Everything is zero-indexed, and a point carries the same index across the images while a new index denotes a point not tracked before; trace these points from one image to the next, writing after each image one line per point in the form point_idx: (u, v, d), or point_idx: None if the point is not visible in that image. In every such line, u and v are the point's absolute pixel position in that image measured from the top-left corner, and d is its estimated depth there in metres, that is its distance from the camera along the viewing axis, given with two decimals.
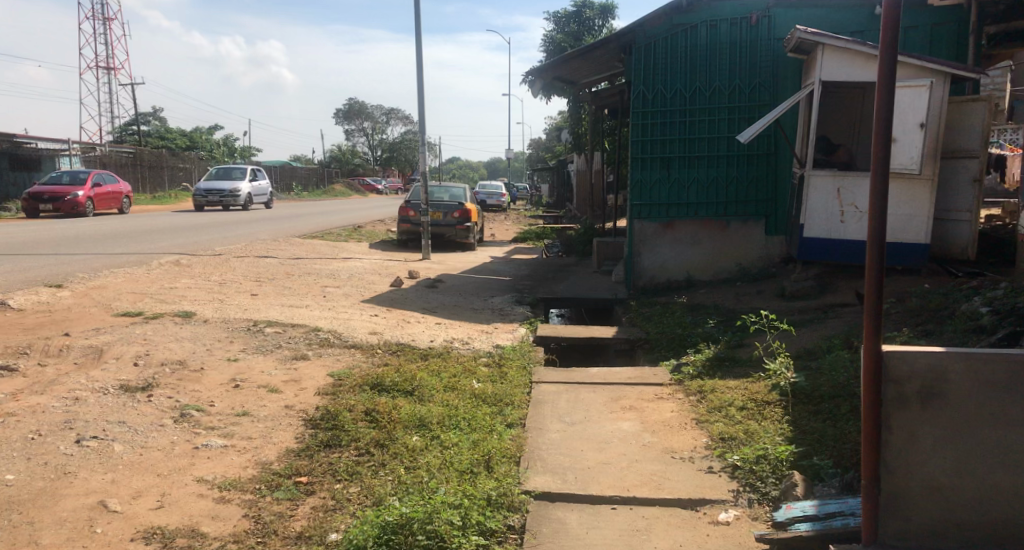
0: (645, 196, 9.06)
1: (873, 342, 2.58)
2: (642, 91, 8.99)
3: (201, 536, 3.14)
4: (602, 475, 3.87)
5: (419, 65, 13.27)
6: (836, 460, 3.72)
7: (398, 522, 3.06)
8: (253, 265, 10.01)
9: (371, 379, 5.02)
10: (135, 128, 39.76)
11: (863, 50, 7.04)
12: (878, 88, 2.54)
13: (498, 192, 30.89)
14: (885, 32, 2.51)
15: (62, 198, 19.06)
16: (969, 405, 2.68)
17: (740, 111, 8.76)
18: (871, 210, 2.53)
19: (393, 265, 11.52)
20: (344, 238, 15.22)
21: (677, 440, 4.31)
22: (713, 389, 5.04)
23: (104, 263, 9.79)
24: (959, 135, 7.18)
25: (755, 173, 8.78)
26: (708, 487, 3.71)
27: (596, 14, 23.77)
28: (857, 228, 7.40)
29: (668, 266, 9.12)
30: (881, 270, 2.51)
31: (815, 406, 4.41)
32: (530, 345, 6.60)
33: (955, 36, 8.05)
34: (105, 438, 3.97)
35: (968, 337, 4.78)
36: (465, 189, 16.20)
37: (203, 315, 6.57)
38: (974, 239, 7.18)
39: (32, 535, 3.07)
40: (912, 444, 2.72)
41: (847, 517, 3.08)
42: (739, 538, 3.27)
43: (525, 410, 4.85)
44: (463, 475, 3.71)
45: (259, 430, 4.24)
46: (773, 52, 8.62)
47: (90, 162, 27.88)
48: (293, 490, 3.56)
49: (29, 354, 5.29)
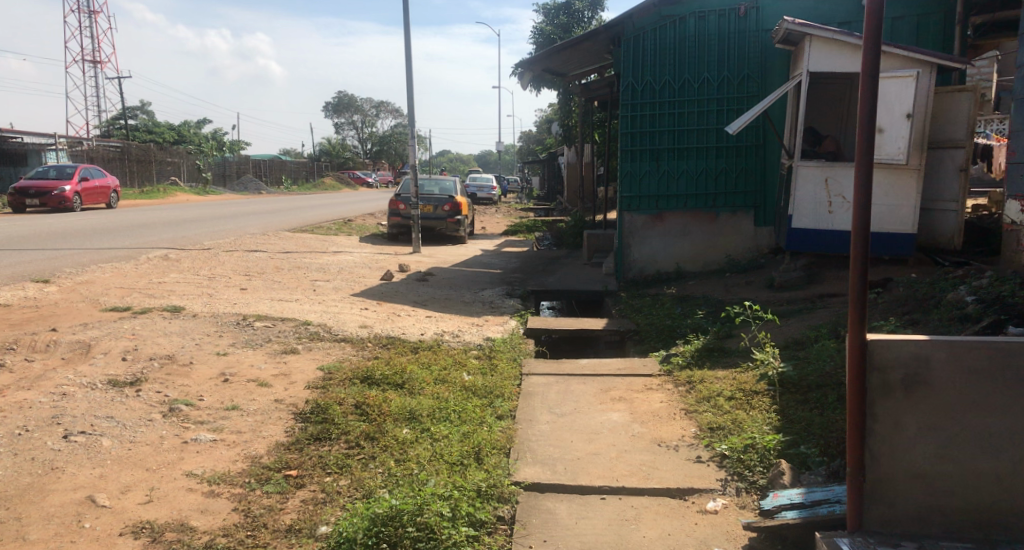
0: (634, 187, 9.10)
1: (858, 331, 2.60)
2: (631, 83, 9.01)
3: (190, 530, 3.14)
4: (591, 466, 3.88)
5: (409, 58, 13.25)
6: (823, 448, 3.74)
7: (387, 514, 3.05)
8: (242, 259, 9.94)
9: (361, 372, 5.01)
10: (125, 121, 39.54)
11: (851, 41, 7.05)
12: (863, 79, 2.56)
13: (488, 185, 30.97)
14: (868, 25, 2.55)
15: (49, 192, 18.86)
16: (952, 393, 2.70)
17: (729, 103, 8.78)
18: (854, 198, 2.56)
19: (383, 258, 11.51)
20: (335, 232, 15.17)
21: (666, 430, 4.34)
22: (702, 380, 5.06)
23: (91, 258, 9.72)
24: (946, 125, 7.24)
25: (744, 164, 8.80)
26: (697, 476, 3.73)
27: (585, 6, 23.73)
28: (845, 219, 7.44)
29: (657, 257, 9.16)
30: (865, 261, 2.54)
31: (803, 396, 4.45)
32: (520, 337, 6.60)
33: (940, 27, 8.09)
34: (93, 433, 3.96)
35: (953, 326, 4.83)
36: (455, 182, 16.10)
37: (192, 309, 6.54)
38: (960, 228, 7.23)
39: (19, 531, 3.07)
40: (895, 432, 2.75)
41: (833, 505, 3.10)
42: (727, 526, 3.31)
43: (515, 402, 4.87)
44: (453, 467, 3.72)
45: (249, 424, 4.24)
46: (761, 44, 8.64)
47: (77, 157, 27.68)
48: (282, 483, 3.56)
49: (15, 350, 5.25)
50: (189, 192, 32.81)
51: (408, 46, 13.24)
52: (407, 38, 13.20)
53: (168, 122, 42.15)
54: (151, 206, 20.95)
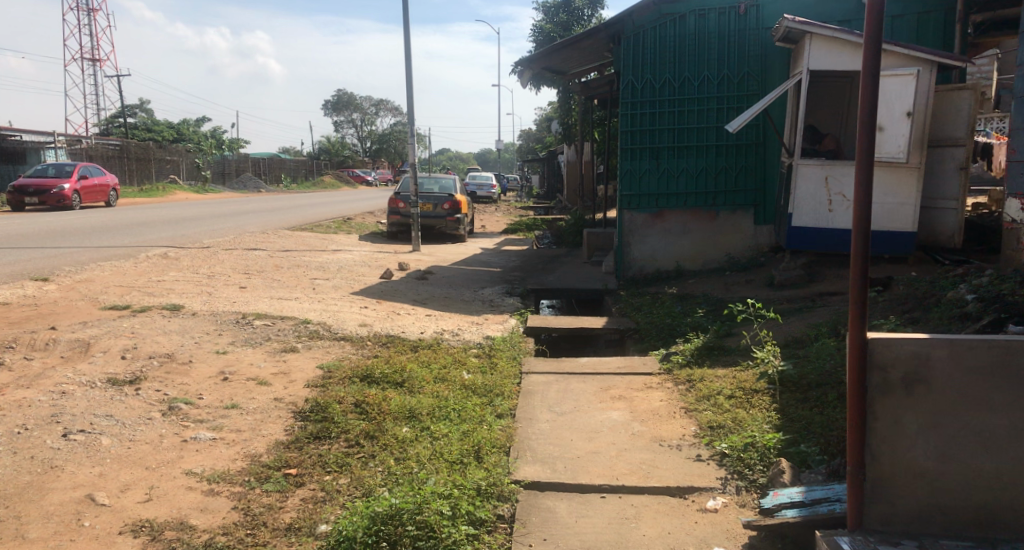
0: (634, 185, 9.09)
1: (859, 330, 2.60)
2: (631, 81, 9.00)
3: (190, 528, 3.14)
4: (591, 465, 3.88)
5: (409, 56, 13.24)
6: (823, 447, 3.73)
7: (387, 513, 3.04)
8: (241, 257, 9.93)
9: (361, 371, 5.01)
10: (124, 119, 39.51)
11: (851, 39, 7.04)
12: (864, 78, 2.56)
13: (488, 183, 30.95)
14: (869, 22, 2.54)
15: (48, 190, 18.85)
16: (952, 391, 2.70)
17: (729, 101, 8.77)
18: (854, 197, 2.55)
19: (382, 256, 11.51)
20: (335, 230, 15.17)
21: (666, 429, 4.34)
22: (702, 378, 5.06)
23: (91, 256, 9.71)
24: (946, 123, 7.23)
25: (744, 162, 8.80)
26: (697, 475, 3.73)
27: (585, 4, 23.69)
28: (845, 217, 7.43)
29: (657, 256, 9.14)
30: (866, 259, 2.54)
31: (803, 394, 4.45)
32: (520, 335, 6.60)
33: (941, 25, 8.08)
34: (92, 432, 3.95)
35: (954, 324, 4.82)
36: (455, 181, 16.09)
37: (191, 308, 6.53)
38: (960, 226, 7.23)
39: (19, 530, 3.06)
40: (895, 430, 2.74)
41: (834, 503, 3.10)
42: (727, 525, 3.31)
43: (515, 400, 4.87)
44: (453, 465, 3.72)
45: (248, 423, 4.23)
46: (761, 42, 8.63)
47: (77, 155, 27.64)
48: (282, 482, 3.56)
49: (15, 348, 5.25)
50: (188, 190, 32.80)
51: (408, 44, 13.23)
52: (407, 37, 13.19)
53: (167, 120, 42.12)
54: (150, 205, 20.92)
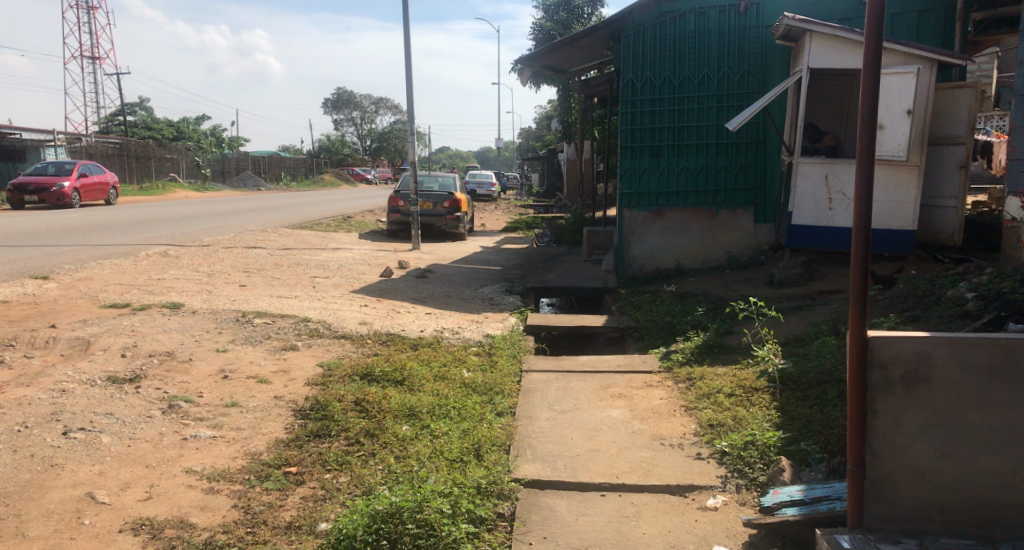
0: (634, 184, 9.08)
1: (859, 328, 2.60)
2: (631, 79, 8.99)
3: (190, 526, 3.14)
4: (591, 463, 3.88)
5: (409, 55, 13.23)
6: (823, 445, 3.73)
7: (387, 511, 3.03)
8: (241, 256, 9.93)
9: (361, 369, 5.01)
10: (124, 117, 39.46)
11: (852, 37, 7.03)
12: (864, 76, 2.56)
13: (488, 181, 30.91)
14: (869, 21, 2.54)
15: (48, 188, 18.83)
16: (952, 389, 2.70)
17: (730, 99, 8.76)
18: (855, 196, 2.55)
19: (382, 254, 11.51)
20: (335, 228, 15.16)
21: (666, 427, 4.34)
22: (702, 377, 5.06)
23: (91, 255, 9.71)
24: (947, 121, 7.23)
25: (744, 160, 8.79)
26: (697, 473, 3.73)
27: (585, 2, 23.64)
28: (845, 215, 7.43)
29: (657, 254, 9.13)
30: (866, 258, 2.54)
31: (803, 392, 4.45)
32: (520, 333, 6.60)
33: (941, 23, 8.08)
34: (92, 430, 3.95)
35: (954, 322, 4.82)
36: (454, 179, 16.07)
37: (192, 306, 6.53)
38: (961, 225, 7.23)
39: (19, 528, 3.06)
40: (896, 428, 2.74)
41: (834, 502, 3.10)
42: (727, 523, 3.31)
43: (515, 398, 4.87)
44: (453, 463, 3.72)
45: (249, 421, 4.23)
46: (761, 40, 8.62)
47: (77, 153, 27.61)
48: (282, 480, 3.55)
49: (15, 346, 5.25)
50: (188, 188, 32.79)
51: (408, 42, 13.22)
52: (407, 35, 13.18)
53: (167, 119, 42.09)
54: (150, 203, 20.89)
